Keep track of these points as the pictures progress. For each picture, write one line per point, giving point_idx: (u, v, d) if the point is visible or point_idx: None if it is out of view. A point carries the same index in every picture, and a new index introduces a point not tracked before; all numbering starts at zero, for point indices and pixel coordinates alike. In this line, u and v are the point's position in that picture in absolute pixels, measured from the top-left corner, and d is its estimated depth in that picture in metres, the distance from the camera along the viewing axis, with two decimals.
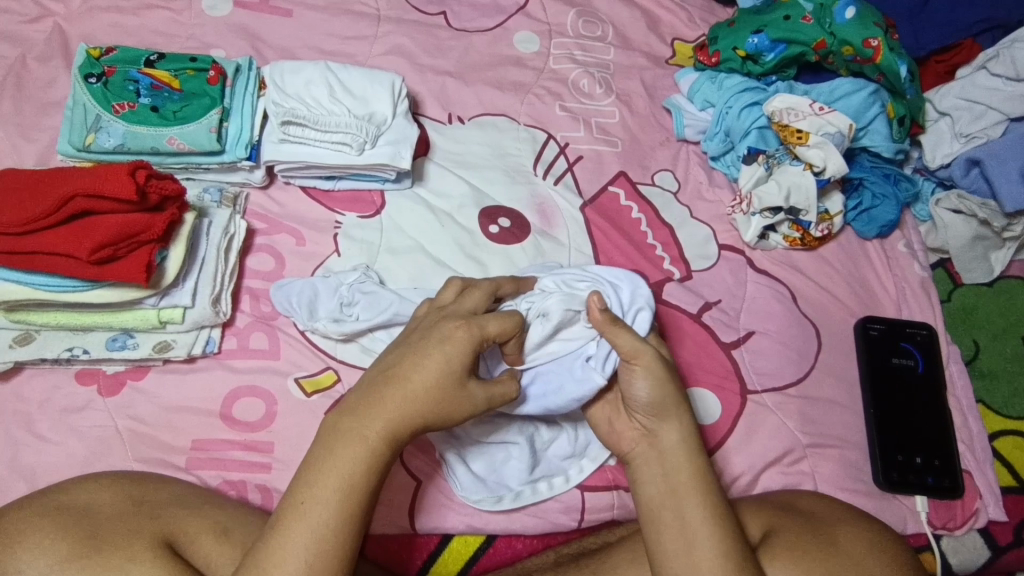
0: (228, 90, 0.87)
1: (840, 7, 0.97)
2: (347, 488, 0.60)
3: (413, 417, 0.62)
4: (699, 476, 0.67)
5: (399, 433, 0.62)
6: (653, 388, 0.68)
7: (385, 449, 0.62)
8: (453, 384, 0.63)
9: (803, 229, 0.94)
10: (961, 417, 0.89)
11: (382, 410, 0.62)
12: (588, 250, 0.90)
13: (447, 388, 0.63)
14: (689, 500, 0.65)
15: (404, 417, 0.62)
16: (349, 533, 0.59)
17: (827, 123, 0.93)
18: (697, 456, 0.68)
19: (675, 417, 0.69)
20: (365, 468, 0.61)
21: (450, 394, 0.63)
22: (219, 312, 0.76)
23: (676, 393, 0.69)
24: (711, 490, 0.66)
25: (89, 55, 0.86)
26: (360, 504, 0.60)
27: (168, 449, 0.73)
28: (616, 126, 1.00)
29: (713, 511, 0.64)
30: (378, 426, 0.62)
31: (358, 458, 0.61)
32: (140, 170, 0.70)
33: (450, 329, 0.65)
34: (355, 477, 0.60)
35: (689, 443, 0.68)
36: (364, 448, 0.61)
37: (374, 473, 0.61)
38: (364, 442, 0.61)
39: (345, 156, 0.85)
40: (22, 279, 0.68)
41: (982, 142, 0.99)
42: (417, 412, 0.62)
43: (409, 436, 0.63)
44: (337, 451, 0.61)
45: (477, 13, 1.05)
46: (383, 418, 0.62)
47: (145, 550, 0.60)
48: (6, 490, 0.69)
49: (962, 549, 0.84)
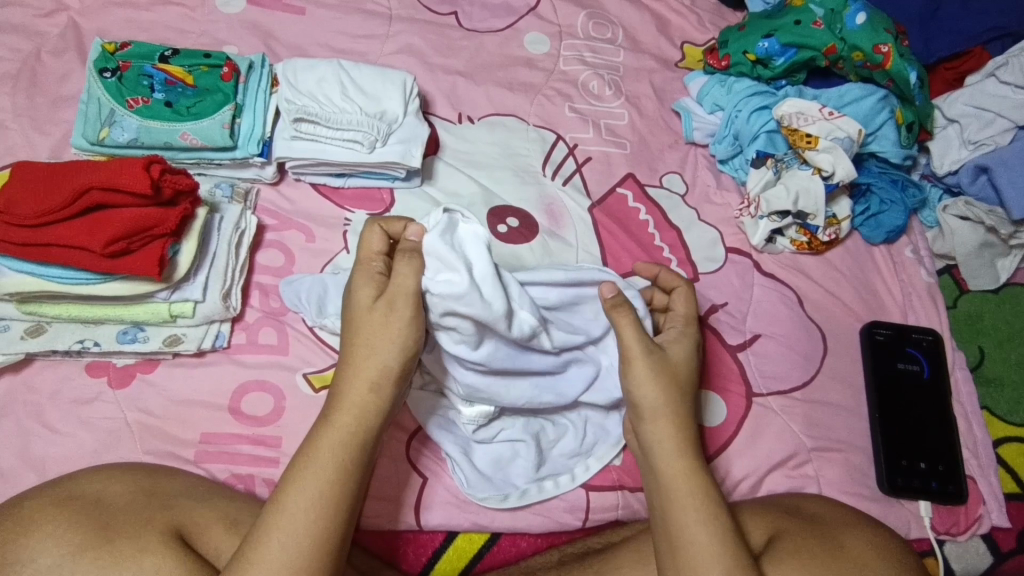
0: (241, 87, 0.87)
1: (851, 13, 0.97)
2: (318, 464, 0.61)
3: (364, 375, 0.65)
4: (683, 475, 0.66)
5: (359, 399, 0.64)
6: (636, 383, 0.69)
7: (352, 419, 0.64)
8: (371, 320, 0.65)
9: (810, 233, 0.94)
10: (965, 423, 0.90)
11: (340, 389, 0.65)
12: (595, 250, 0.90)
13: (371, 329, 0.65)
14: (675, 499, 0.65)
15: (357, 382, 0.65)
16: (329, 506, 0.60)
17: (837, 128, 0.94)
18: (684, 454, 0.68)
19: (657, 416, 0.69)
20: (331, 442, 0.63)
21: (376, 329, 0.65)
22: (229, 307, 0.76)
23: (659, 390, 0.69)
24: (695, 489, 0.66)
25: (104, 50, 0.86)
26: (336, 478, 0.61)
27: (177, 442, 0.73)
28: (624, 128, 1.01)
29: (694, 510, 0.65)
30: (341, 401, 0.64)
31: (327, 435, 0.63)
32: (155, 165, 0.70)
33: (351, 283, 0.68)
34: (324, 454, 0.62)
35: (677, 442, 0.68)
36: (332, 427, 0.63)
37: (346, 446, 0.63)
38: (329, 421, 0.64)
39: (356, 154, 0.86)
40: (37, 271, 0.68)
41: (990, 148, 1.00)
42: (367, 370, 0.64)
43: (369, 395, 0.64)
44: (310, 436, 0.64)
45: (489, 14, 1.06)
46: (343, 394, 0.64)
47: (156, 541, 0.61)
48: (16, 480, 0.70)
49: (966, 555, 0.85)
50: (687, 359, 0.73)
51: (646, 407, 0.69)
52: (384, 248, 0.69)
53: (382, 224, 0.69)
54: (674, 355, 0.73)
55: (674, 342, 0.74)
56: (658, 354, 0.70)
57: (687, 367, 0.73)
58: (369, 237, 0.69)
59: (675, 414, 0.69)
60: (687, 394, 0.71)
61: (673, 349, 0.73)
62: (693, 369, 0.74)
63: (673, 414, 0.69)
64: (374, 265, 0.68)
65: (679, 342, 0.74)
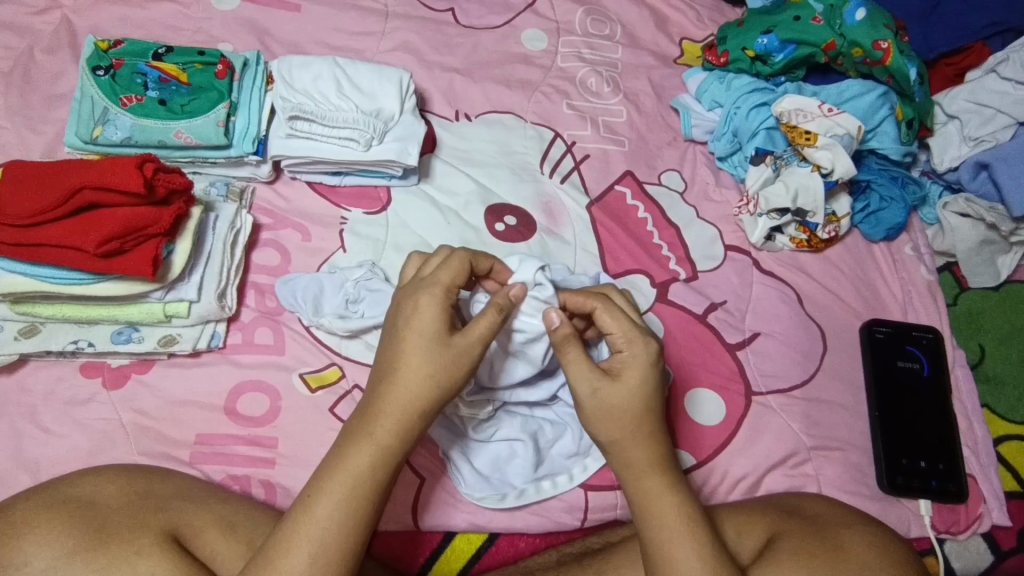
0: (235, 84, 0.87)
1: (851, 8, 0.97)
2: (351, 477, 0.60)
3: (416, 399, 0.62)
4: (656, 502, 0.64)
5: (405, 424, 0.62)
6: (588, 420, 0.65)
7: (392, 439, 0.62)
8: (441, 352, 0.62)
9: (810, 230, 0.93)
10: (966, 422, 0.89)
11: (385, 407, 0.62)
12: (595, 249, 0.90)
13: (433, 358, 0.62)
14: (646, 528, 0.63)
15: (408, 407, 0.62)
16: (358, 526, 0.60)
17: (836, 125, 0.93)
18: (656, 482, 0.64)
19: (624, 443, 0.65)
20: (372, 461, 0.61)
21: (442, 363, 0.62)
22: (224, 307, 0.76)
23: (625, 415, 0.64)
24: (663, 520, 0.63)
25: (98, 47, 0.85)
26: (370, 498, 0.60)
27: (172, 443, 0.73)
28: (622, 126, 1.00)
29: (665, 540, 0.62)
30: (385, 420, 0.62)
31: (366, 452, 0.61)
32: (149, 163, 0.69)
33: (419, 302, 0.63)
34: (363, 473, 0.60)
35: (644, 470, 0.64)
36: (372, 444, 0.61)
37: (383, 467, 0.61)
38: (370, 438, 0.61)
39: (351, 152, 0.85)
40: (29, 271, 0.68)
41: (991, 145, 0.99)
42: (418, 399, 0.62)
43: (417, 422, 0.63)
44: (347, 447, 0.62)
45: (486, 10, 1.05)
46: (388, 413, 0.62)
47: (151, 545, 0.60)
48: (10, 482, 0.69)
49: (965, 553, 0.85)
50: (641, 381, 0.65)
51: (606, 440, 0.65)
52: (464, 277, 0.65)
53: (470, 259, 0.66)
54: (624, 382, 0.64)
55: (625, 364, 0.65)
56: (604, 387, 0.64)
57: (640, 391, 0.64)
58: (450, 265, 0.65)
59: (637, 443, 0.64)
60: (649, 419, 0.65)
61: (623, 373, 0.65)
62: (653, 389, 0.65)
63: (638, 443, 0.64)
64: (450, 295, 0.64)
65: (633, 363, 0.65)
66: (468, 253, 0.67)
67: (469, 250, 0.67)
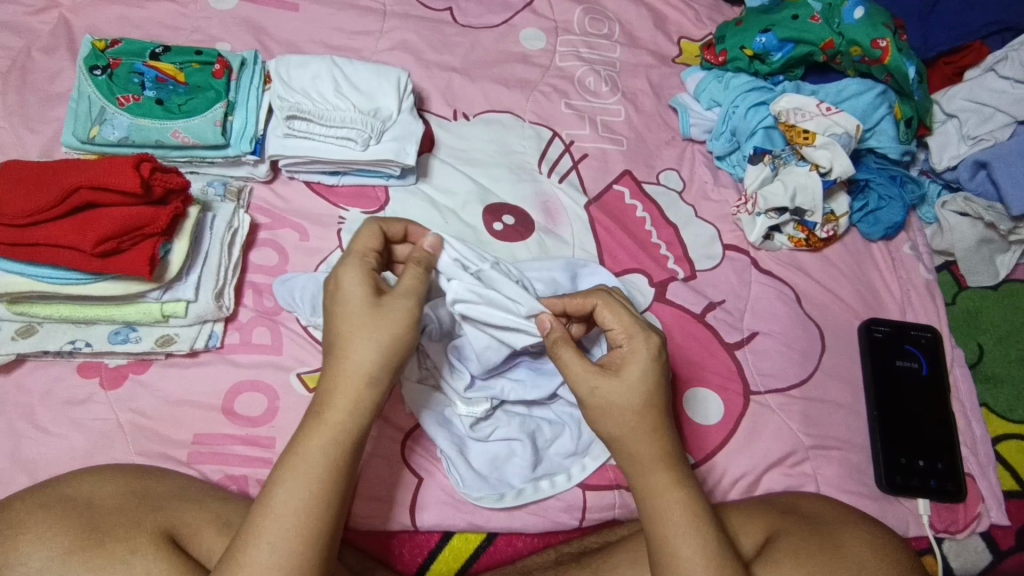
0: (233, 83, 0.87)
1: (849, 8, 0.97)
2: (306, 462, 0.60)
3: (360, 370, 0.62)
4: (660, 499, 0.63)
5: (354, 398, 0.62)
6: (591, 417, 0.65)
7: (345, 418, 0.62)
8: (372, 316, 0.63)
9: (808, 229, 0.93)
10: (965, 421, 0.89)
11: (333, 386, 0.62)
12: (592, 248, 0.89)
13: (366, 323, 0.62)
14: (651, 525, 0.63)
15: (355, 382, 0.62)
16: (320, 509, 0.59)
17: (835, 124, 0.93)
18: (661, 477, 0.64)
19: (628, 439, 0.64)
20: (325, 443, 0.61)
21: (376, 325, 0.62)
22: (222, 306, 0.76)
23: (627, 411, 0.64)
24: (667, 516, 0.63)
25: (95, 46, 0.85)
26: (329, 479, 0.60)
27: (170, 443, 0.73)
28: (621, 125, 1.00)
29: (669, 538, 0.62)
30: (335, 400, 0.62)
31: (319, 435, 0.61)
32: (146, 163, 0.69)
33: (340, 274, 0.65)
34: (317, 454, 0.60)
35: (649, 466, 0.64)
36: (324, 426, 0.61)
37: (339, 447, 0.61)
38: (322, 421, 0.61)
39: (350, 152, 0.85)
40: (26, 271, 0.68)
41: (990, 144, 0.99)
42: (363, 370, 0.62)
43: (365, 394, 0.62)
44: (302, 435, 0.61)
45: (484, 10, 1.05)
46: (336, 391, 0.62)
47: (147, 545, 0.60)
48: (7, 482, 0.69)
49: (965, 552, 0.84)
50: (642, 377, 0.64)
51: (609, 436, 0.65)
52: (378, 244, 0.67)
53: (380, 225, 0.68)
54: (625, 376, 0.64)
55: (625, 359, 0.65)
56: (604, 383, 0.64)
57: (642, 387, 0.64)
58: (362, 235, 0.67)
59: (641, 440, 0.64)
60: (653, 416, 0.65)
61: (624, 369, 0.64)
62: (656, 385, 0.65)
63: (643, 439, 0.64)
64: (368, 262, 0.66)
65: (633, 358, 0.65)
66: (377, 223, 0.68)
67: (378, 220, 0.69)
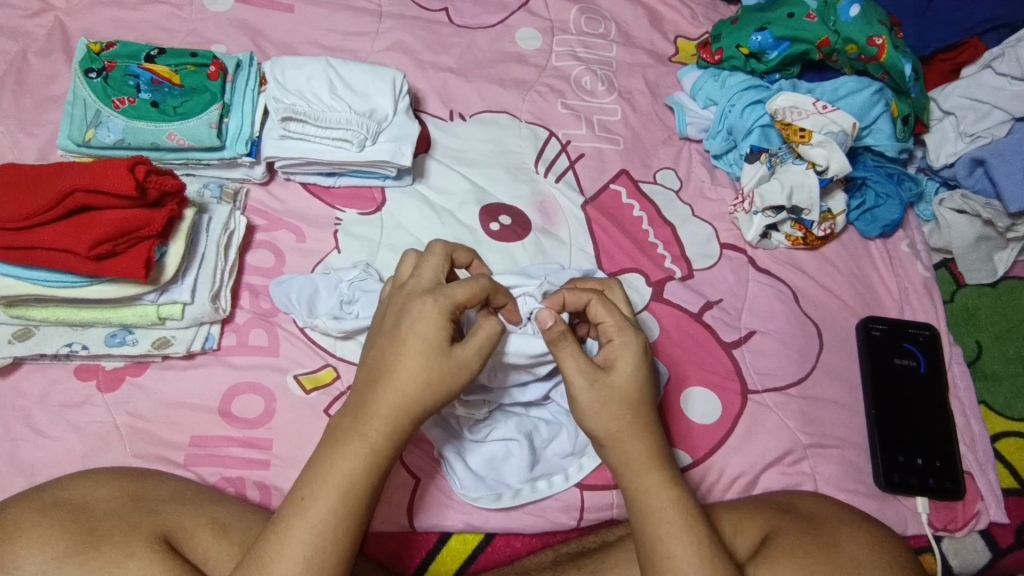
0: (228, 85, 0.86)
1: (845, 4, 0.96)
2: (343, 475, 0.60)
3: (407, 399, 0.61)
4: (654, 496, 0.63)
5: (394, 420, 0.61)
6: (583, 416, 0.65)
7: (383, 436, 0.61)
8: (436, 359, 0.62)
9: (805, 228, 0.93)
10: (962, 418, 0.89)
11: (376, 404, 0.61)
12: (590, 249, 0.89)
13: (428, 367, 0.61)
14: (650, 522, 0.62)
15: (397, 407, 0.61)
16: (353, 524, 0.60)
17: (831, 122, 0.93)
18: (656, 476, 0.64)
19: (628, 437, 0.65)
20: (363, 460, 0.60)
21: (438, 370, 0.61)
22: (218, 308, 0.76)
23: (621, 406, 0.65)
24: (662, 510, 0.62)
25: (90, 50, 0.85)
26: (361, 495, 0.60)
27: (167, 445, 0.73)
28: (617, 124, 1.00)
29: (666, 530, 0.62)
30: (374, 420, 0.61)
31: (357, 450, 0.60)
32: (140, 166, 0.69)
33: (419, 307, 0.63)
34: (354, 470, 0.60)
35: (643, 466, 0.64)
36: (362, 441, 0.61)
37: (375, 464, 0.61)
38: (361, 436, 0.61)
39: (345, 153, 0.85)
40: (23, 275, 0.68)
41: (987, 141, 0.99)
42: (409, 400, 0.61)
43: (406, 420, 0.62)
44: (337, 446, 0.61)
45: (480, 10, 1.05)
46: (377, 411, 0.61)
47: (143, 547, 0.60)
48: (5, 485, 0.69)
49: (963, 551, 0.84)
50: (632, 370, 0.66)
51: (603, 436, 0.65)
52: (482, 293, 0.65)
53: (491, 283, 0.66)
54: (615, 373, 0.65)
55: (616, 355, 0.66)
56: (599, 381, 0.65)
57: (631, 385, 0.65)
58: (433, 262, 0.67)
59: (632, 437, 0.65)
60: (642, 415, 0.66)
61: (616, 365, 0.66)
62: (645, 385, 0.66)
63: (635, 437, 0.65)
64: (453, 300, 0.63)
65: (622, 356, 0.66)
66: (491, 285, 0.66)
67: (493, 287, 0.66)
